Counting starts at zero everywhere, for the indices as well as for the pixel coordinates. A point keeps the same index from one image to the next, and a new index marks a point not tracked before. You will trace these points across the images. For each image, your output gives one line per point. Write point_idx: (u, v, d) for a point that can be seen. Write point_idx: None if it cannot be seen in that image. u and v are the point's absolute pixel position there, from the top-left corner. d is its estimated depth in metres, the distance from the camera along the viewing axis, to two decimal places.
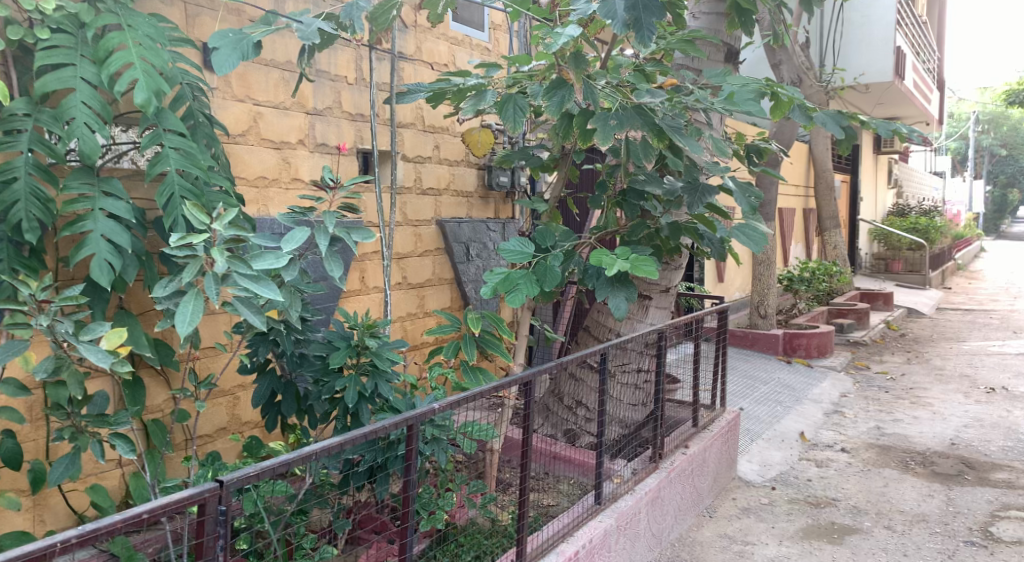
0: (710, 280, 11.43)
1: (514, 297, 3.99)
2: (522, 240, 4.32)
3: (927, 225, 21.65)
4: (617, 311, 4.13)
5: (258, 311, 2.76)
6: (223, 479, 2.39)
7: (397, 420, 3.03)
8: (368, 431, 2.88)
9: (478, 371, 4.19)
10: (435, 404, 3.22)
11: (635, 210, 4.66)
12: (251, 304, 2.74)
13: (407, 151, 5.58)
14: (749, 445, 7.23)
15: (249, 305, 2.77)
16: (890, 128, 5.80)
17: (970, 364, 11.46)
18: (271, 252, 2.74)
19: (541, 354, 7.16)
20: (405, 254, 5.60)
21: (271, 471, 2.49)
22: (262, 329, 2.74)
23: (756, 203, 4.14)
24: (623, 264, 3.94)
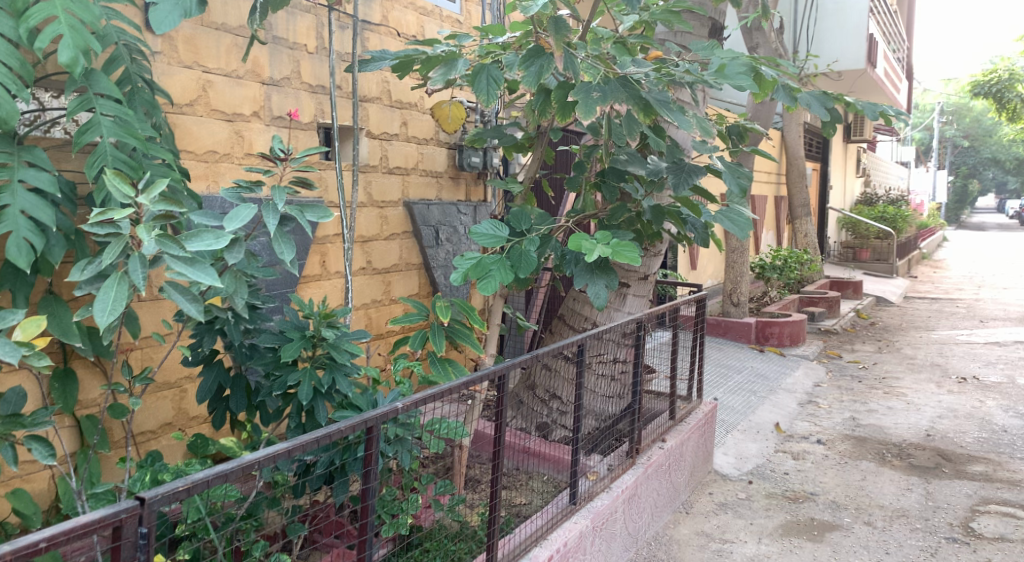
0: (683, 267, 11.24)
1: (486, 284, 3.70)
2: (495, 223, 4.01)
3: (895, 214, 21.72)
4: (597, 300, 3.87)
5: (195, 299, 2.45)
6: (145, 496, 2.14)
7: (355, 421, 2.75)
8: (322, 434, 2.61)
9: (447, 362, 3.92)
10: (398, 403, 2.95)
11: (614, 191, 4.38)
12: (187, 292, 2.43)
13: (372, 127, 5.25)
14: (724, 437, 7.04)
15: (184, 292, 2.46)
16: (876, 110, 5.59)
17: (940, 353, 11.41)
18: (211, 232, 2.43)
19: (513, 343, 6.89)
20: (369, 237, 5.28)
21: (205, 485, 2.23)
22: (199, 320, 2.42)
23: (746, 184, 3.87)
24: (604, 249, 3.67)
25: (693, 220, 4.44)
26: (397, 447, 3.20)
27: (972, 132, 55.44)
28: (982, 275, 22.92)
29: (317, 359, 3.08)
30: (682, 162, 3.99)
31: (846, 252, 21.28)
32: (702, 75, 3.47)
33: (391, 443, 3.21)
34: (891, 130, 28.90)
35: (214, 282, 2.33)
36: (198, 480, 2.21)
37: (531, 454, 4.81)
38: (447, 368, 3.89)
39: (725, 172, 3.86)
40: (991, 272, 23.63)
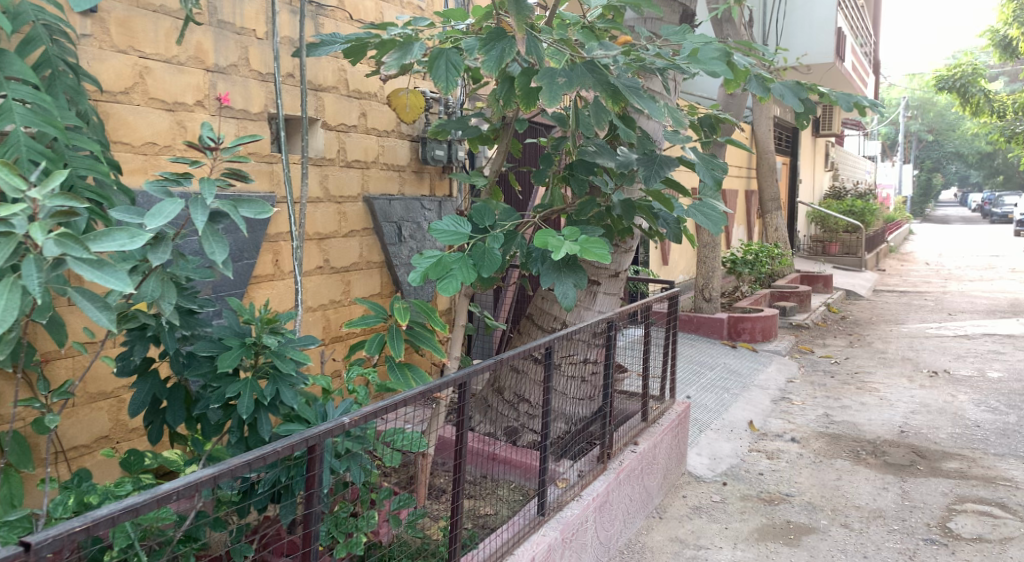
0: (654, 263, 11.09)
1: (447, 284, 3.46)
2: (456, 219, 3.78)
3: (864, 208, 21.81)
4: (565, 299, 3.65)
5: (105, 307, 2.18)
6: (36, 538, 1.97)
7: (293, 442, 2.54)
8: (250, 459, 2.41)
9: (407, 368, 3.68)
10: (345, 418, 2.73)
11: (584, 185, 4.28)
12: (95, 299, 2.17)
13: (328, 118, 4.99)
14: (697, 436, 6.88)
15: (94, 299, 2.20)
16: (850, 100, 5.45)
17: (911, 347, 11.37)
18: (124, 231, 2.18)
19: (481, 342, 6.66)
20: (327, 234, 5.02)
21: (107, 524, 2.07)
22: (109, 329, 2.17)
23: (721, 176, 3.66)
24: (571, 246, 3.45)
25: (665, 215, 4.24)
26: (348, 462, 2.96)
27: (936, 127, 56.15)
28: (948, 268, 23.11)
29: (262, 368, 2.84)
30: (654, 154, 3.78)
31: (815, 246, 21.32)
32: (673, 60, 3.28)
33: (341, 459, 2.98)
34: (857, 124, 29.05)
35: (126, 287, 2.07)
36: (97, 519, 2.05)
37: (497, 460, 4.61)
38: (406, 373, 3.65)
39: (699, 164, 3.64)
40: (957, 265, 23.82)
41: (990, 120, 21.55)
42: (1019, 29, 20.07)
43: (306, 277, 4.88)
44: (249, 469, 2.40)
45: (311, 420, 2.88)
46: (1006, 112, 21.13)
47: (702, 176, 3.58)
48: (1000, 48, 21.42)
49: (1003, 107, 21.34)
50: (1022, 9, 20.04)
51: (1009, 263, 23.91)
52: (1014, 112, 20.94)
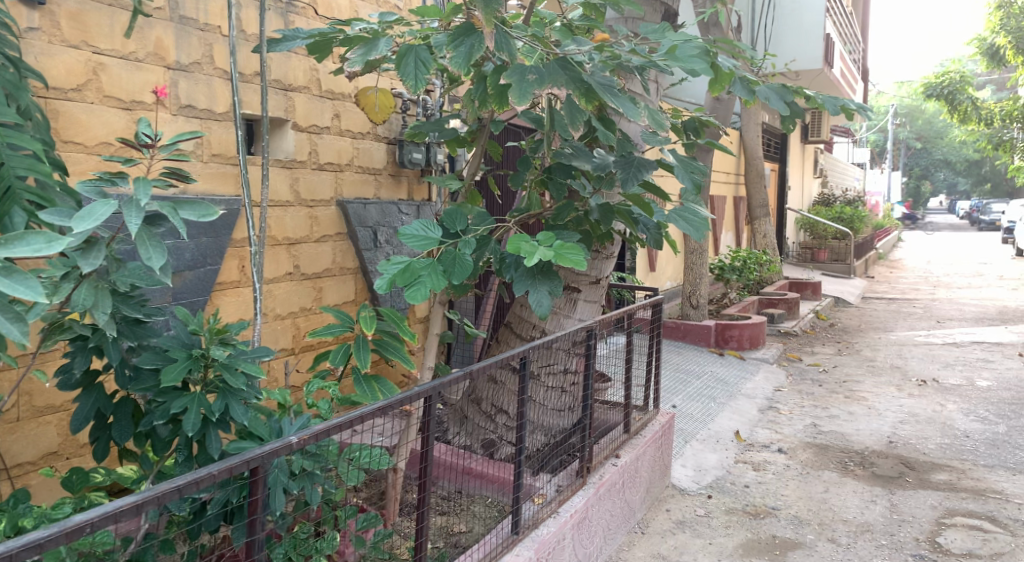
0: (642, 270, 10.96)
1: (415, 292, 3.29)
2: (426, 224, 3.62)
3: (853, 214, 21.75)
4: (539, 307, 3.50)
5: (17, 319, 2.06)
6: None
7: (233, 464, 2.34)
8: (183, 484, 2.20)
9: (374, 380, 3.52)
10: (294, 436, 2.53)
11: (562, 189, 4.14)
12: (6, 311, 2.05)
13: (299, 119, 4.85)
14: (682, 447, 6.73)
15: (6, 309, 2.07)
16: (837, 104, 5.31)
17: (900, 355, 11.25)
18: (43, 235, 2.05)
19: (461, 351, 6.50)
20: (297, 239, 4.87)
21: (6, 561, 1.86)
22: (21, 344, 2.04)
23: (701, 179, 3.50)
24: (545, 252, 3.30)
25: (645, 220, 4.10)
26: (304, 482, 2.78)
27: (925, 135, 56.35)
28: (937, 275, 23.05)
29: (211, 382, 2.68)
30: (632, 156, 3.63)
31: (805, 253, 21.24)
32: (650, 57, 3.14)
33: (297, 478, 2.80)
34: (846, 131, 29.06)
35: (35, 294, 1.98)
36: None
37: (472, 474, 4.44)
38: (372, 385, 3.49)
39: (677, 166, 3.48)
40: (946, 273, 23.75)
41: (977, 127, 21.53)
42: (1006, 36, 20.07)
43: (275, 283, 4.73)
44: (187, 493, 2.22)
45: (264, 437, 2.70)
46: (993, 120, 21.11)
47: (682, 179, 3.42)
48: (988, 56, 21.43)
49: (990, 114, 21.32)
50: (1009, 17, 20.05)
51: (997, 271, 23.88)
52: (1002, 119, 20.92)
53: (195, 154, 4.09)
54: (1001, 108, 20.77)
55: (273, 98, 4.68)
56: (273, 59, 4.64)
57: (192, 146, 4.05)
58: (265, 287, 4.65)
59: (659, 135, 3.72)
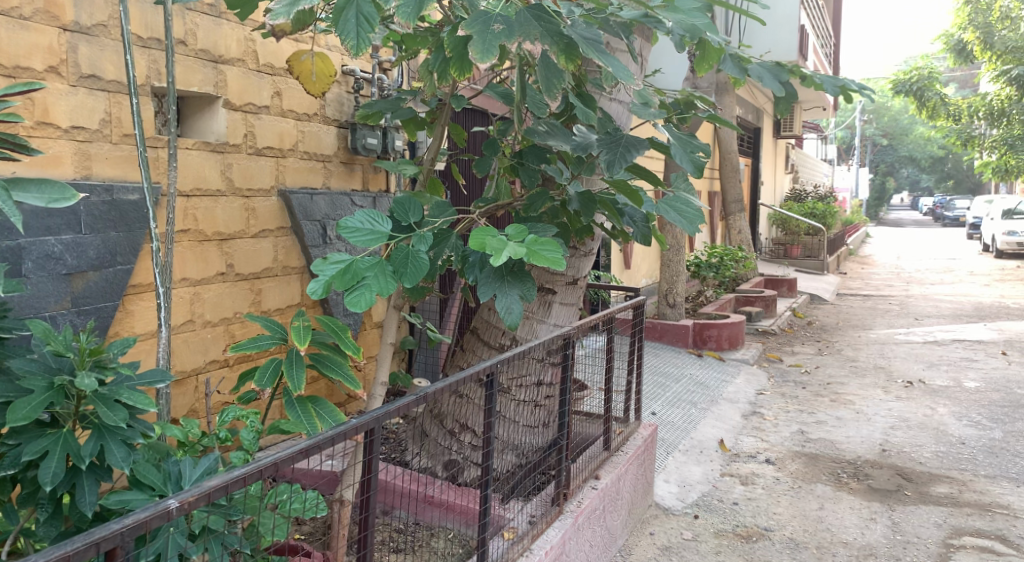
0: (616, 267, 10.46)
1: (357, 298, 2.73)
2: (372, 214, 3.01)
3: (825, 210, 21.45)
4: (508, 315, 2.91)
5: None
6: None
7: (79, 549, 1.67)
8: None
9: (309, 401, 2.99)
10: (173, 500, 1.87)
11: (535, 176, 3.64)
12: None
13: (232, 97, 4.26)
14: (665, 460, 6.22)
15: None
16: (836, 84, 4.81)
17: (882, 355, 10.82)
18: None
19: (424, 358, 5.93)
20: (230, 235, 4.28)
21: None
22: None
23: (702, 160, 2.92)
24: (516, 249, 2.75)
25: (631, 211, 3.59)
26: (207, 544, 2.21)
27: (891, 132, 56.64)
28: (908, 272, 22.82)
29: (86, 417, 2.11)
30: (618, 134, 3.04)
31: (777, 249, 20.91)
32: (647, 6, 2.62)
33: (198, 538, 2.22)
34: (816, 127, 28.81)
35: None
36: None
37: (433, 505, 3.87)
38: (307, 408, 2.95)
39: (672, 142, 2.89)
40: (917, 269, 23.53)
41: (946, 124, 21.33)
42: (975, 32, 19.83)
43: (205, 285, 4.13)
44: None
45: (155, 486, 2.14)
46: (962, 115, 20.89)
47: (681, 163, 2.83)
48: (955, 53, 21.18)
49: (959, 110, 21.09)
50: (977, 13, 19.87)
51: (966, 267, 23.70)
52: (970, 115, 20.72)
53: (101, 132, 3.48)
54: (970, 103, 20.58)
55: (201, 71, 4.07)
56: (200, 26, 4.03)
57: (97, 122, 3.45)
58: (192, 290, 4.06)
59: (649, 109, 3.16)
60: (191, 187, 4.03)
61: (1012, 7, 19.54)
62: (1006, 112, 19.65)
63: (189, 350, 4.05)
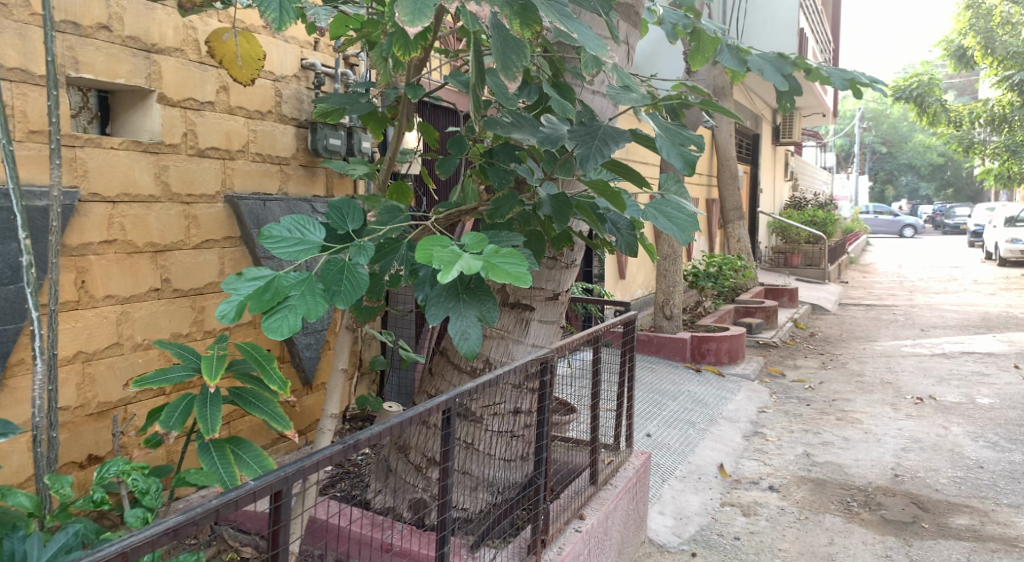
0: (610, 278, 10.01)
1: (275, 322, 2.27)
2: (302, 221, 2.53)
3: (825, 218, 20.99)
4: (464, 342, 2.42)
5: None
6: None
7: None
8: None
9: (227, 444, 2.56)
10: None
11: (505, 178, 3.19)
12: None
13: (169, 91, 3.79)
14: (660, 488, 5.74)
15: None
16: (845, 77, 4.30)
17: (890, 369, 10.30)
18: None
19: (398, 379, 5.45)
20: (166, 246, 3.80)
21: None
22: None
23: (696, 155, 2.42)
24: (469, 262, 2.27)
25: (614, 217, 3.14)
26: None
27: (890, 139, 56.24)
28: (910, 281, 22.23)
29: None
30: (596, 124, 2.51)
31: (777, 257, 20.43)
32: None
33: None
34: (814, 134, 28.38)
35: None
36: None
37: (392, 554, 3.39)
38: (226, 453, 2.51)
39: (658, 134, 2.40)
40: (920, 278, 22.96)
41: (947, 131, 20.82)
42: (975, 37, 19.38)
43: (135, 304, 3.65)
44: None
45: None
46: (962, 121, 20.38)
47: (670, 159, 2.34)
48: (955, 59, 20.65)
49: (959, 116, 20.60)
50: (978, 17, 19.41)
51: (970, 275, 23.19)
52: (970, 121, 20.24)
53: None
54: (970, 109, 20.10)
55: (129, 61, 3.60)
56: (128, 9, 3.57)
57: None
58: (120, 308, 3.59)
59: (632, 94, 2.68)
60: (117, 191, 3.55)
61: (1013, 12, 19.12)
62: (1008, 118, 19.18)
63: (115, 377, 3.56)
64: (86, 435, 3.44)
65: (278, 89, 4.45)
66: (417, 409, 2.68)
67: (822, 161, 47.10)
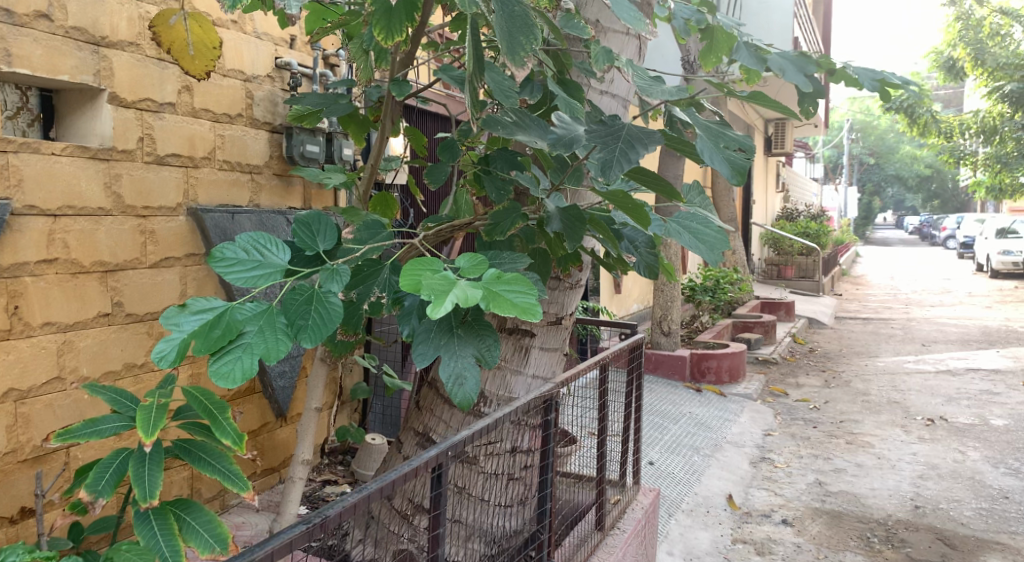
0: (605, 294, 9.60)
1: (226, 365, 1.84)
2: (261, 239, 2.10)
3: (818, 230, 20.68)
4: (460, 388, 1.99)
5: None
6: None
7: None
8: None
9: (172, 511, 2.10)
10: None
11: (504, 189, 2.81)
12: None
13: (122, 91, 3.35)
14: (667, 525, 5.31)
15: None
16: (876, 78, 3.81)
17: (895, 387, 9.90)
18: None
19: (382, 407, 5.01)
20: (117, 264, 3.35)
21: None
22: None
23: (741, 160, 2.01)
24: (464, 292, 1.84)
25: (631, 233, 2.74)
26: None
27: (877, 150, 56.24)
28: (904, 293, 21.96)
29: None
30: (617, 124, 2.07)
31: (771, 270, 20.09)
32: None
33: None
34: (804, 145, 28.12)
35: None
36: None
37: None
38: (170, 524, 2.05)
39: (698, 135, 2.02)
40: (914, 290, 22.63)
41: (938, 142, 20.51)
42: (966, 48, 19.11)
43: (81, 331, 3.20)
44: None
45: None
46: (953, 133, 20.09)
47: (715, 165, 1.96)
48: (945, 69, 20.35)
49: (951, 127, 20.31)
50: (967, 29, 19.13)
51: (964, 288, 22.93)
52: (961, 132, 19.95)
53: None
54: (961, 121, 19.83)
55: (74, 55, 3.16)
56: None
57: None
58: (62, 337, 3.14)
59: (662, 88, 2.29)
60: (59, 203, 3.10)
61: (1002, 23, 18.88)
62: (999, 130, 18.90)
63: (55, 417, 3.10)
64: (18, 484, 2.98)
65: (249, 90, 4.03)
66: (395, 473, 2.23)
67: (811, 172, 46.96)
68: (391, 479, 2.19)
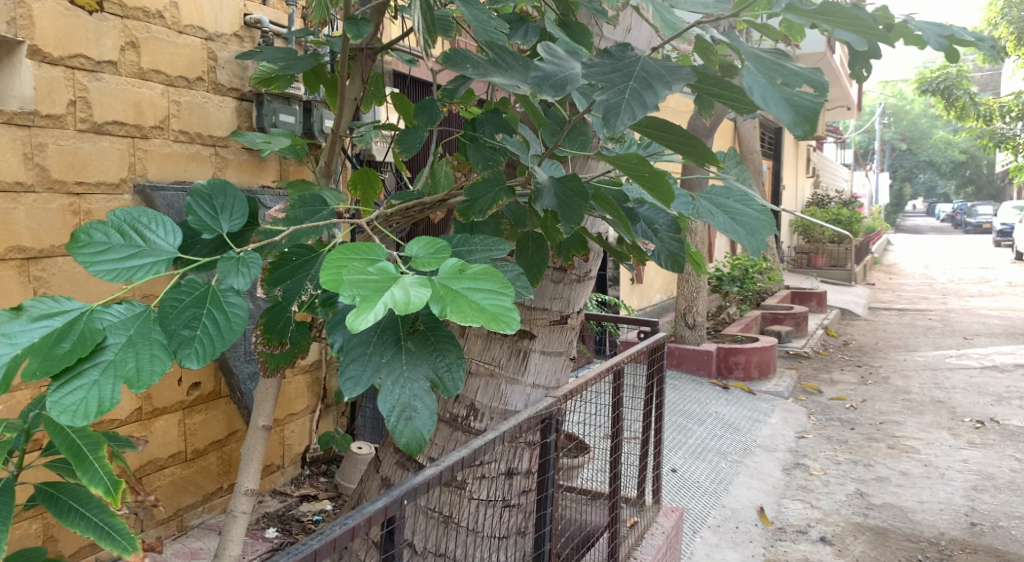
0: (626, 285, 9.03)
1: (71, 397, 1.30)
2: (141, 215, 1.54)
3: (850, 216, 19.84)
4: (405, 427, 1.44)
5: None
6: None
7: None
8: None
9: None
10: None
11: (491, 159, 2.25)
12: None
13: (46, 45, 2.83)
14: (691, 543, 4.75)
15: None
16: (943, 34, 2.98)
17: (938, 385, 9.19)
18: None
19: (373, 411, 4.49)
20: (41, 251, 2.85)
21: None
22: None
23: (805, 98, 1.45)
24: (408, 290, 1.29)
25: (647, 215, 2.18)
26: None
27: (910, 135, 54.63)
28: (940, 283, 21.07)
29: None
30: (629, 57, 1.51)
31: (800, 258, 19.37)
32: None
33: None
34: (834, 129, 27.15)
35: None
36: None
37: None
38: None
39: (747, 69, 1.47)
40: (950, 280, 21.68)
41: (976, 125, 19.50)
42: (1007, 27, 17.99)
43: None
44: None
45: None
46: (993, 116, 18.80)
47: (772, 108, 1.41)
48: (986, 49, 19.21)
49: (990, 109, 18.94)
50: (1011, 6, 17.95)
51: (1003, 277, 21.92)
52: (1001, 116, 18.53)
53: None
54: (1001, 103, 18.71)
55: None
56: None
57: None
58: None
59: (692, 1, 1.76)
60: None
61: None
62: None
63: None
64: None
65: (211, 50, 3.48)
66: (320, 539, 1.58)
67: (840, 157, 45.77)
68: (312, 549, 1.55)
